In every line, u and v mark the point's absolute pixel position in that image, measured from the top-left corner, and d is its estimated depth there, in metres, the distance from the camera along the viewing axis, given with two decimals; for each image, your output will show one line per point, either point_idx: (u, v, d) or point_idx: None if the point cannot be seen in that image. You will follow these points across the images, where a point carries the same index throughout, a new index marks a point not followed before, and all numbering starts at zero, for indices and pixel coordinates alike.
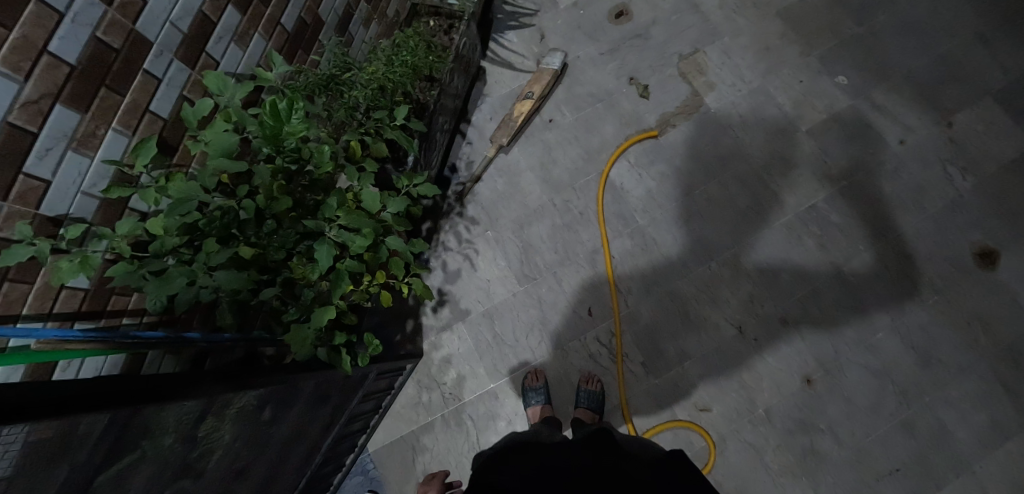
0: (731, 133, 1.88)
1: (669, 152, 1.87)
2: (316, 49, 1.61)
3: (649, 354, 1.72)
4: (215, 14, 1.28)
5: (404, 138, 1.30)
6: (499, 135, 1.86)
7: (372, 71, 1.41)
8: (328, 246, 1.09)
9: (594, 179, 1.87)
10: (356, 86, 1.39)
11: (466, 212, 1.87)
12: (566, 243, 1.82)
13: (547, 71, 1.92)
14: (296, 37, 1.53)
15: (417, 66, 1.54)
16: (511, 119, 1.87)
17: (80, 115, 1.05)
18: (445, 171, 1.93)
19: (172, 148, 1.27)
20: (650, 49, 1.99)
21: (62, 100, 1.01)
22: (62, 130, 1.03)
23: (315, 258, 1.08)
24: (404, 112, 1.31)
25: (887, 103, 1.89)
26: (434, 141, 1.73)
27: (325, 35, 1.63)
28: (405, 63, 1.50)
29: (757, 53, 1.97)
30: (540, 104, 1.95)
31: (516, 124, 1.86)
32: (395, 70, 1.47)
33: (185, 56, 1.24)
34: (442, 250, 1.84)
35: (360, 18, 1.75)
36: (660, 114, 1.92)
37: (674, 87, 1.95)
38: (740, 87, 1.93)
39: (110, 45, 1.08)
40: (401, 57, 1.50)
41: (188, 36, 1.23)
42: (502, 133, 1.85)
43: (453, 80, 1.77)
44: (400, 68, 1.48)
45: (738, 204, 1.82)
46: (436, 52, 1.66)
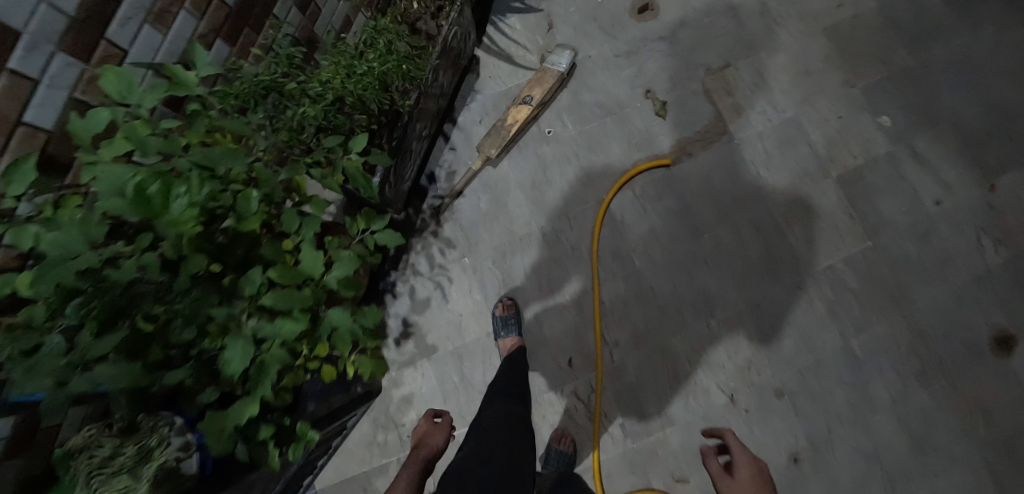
0: (753, 171, 1.63)
1: (680, 186, 1.61)
2: (270, 27, 1.27)
3: (632, 417, 1.55)
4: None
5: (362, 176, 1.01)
6: (489, 145, 1.59)
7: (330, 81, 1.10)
8: (243, 343, 0.82)
9: (592, 209, 1.60)
10: (306, 97, 1.09)
11: (441, 232, 1.61)
12: (553, 281, 1.58)
13: (553, 73, 1.62)
14: (240, 13, 1.19)
15: (393, 69, 1.22)
16: (500, 127, 1.60)
17: None
18: (422, 180, 1.65)
19: (64, 164, 0.96)
20: (674, 55, 1.70)
21: None
22: None
23: (226, 359, 0.81)
24: (364, 142, 1.01)
25: (927, 153, 1.68)
26: (409, 153, 1.44)
27: (281, 8, 1.29)
28: (376, 66, 1.18)
29: (795, 76, 1.71)
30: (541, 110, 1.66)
31: (508, 134, 1.58)
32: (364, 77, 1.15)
33: (74, 46, 0.93)
34: (411, 274, 1.60)
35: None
36: (676, 140, 1.64)
37: (696, 106, 1.67)
38: (771, 117, 1.67)
39: None
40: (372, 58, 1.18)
41: (77, 20, 0.91)
42: (493, 143, 1.59)
43: (437, 77, 1.45)
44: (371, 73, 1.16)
45: (750, 255, 1.60)
46: (417, 48, 1.35)
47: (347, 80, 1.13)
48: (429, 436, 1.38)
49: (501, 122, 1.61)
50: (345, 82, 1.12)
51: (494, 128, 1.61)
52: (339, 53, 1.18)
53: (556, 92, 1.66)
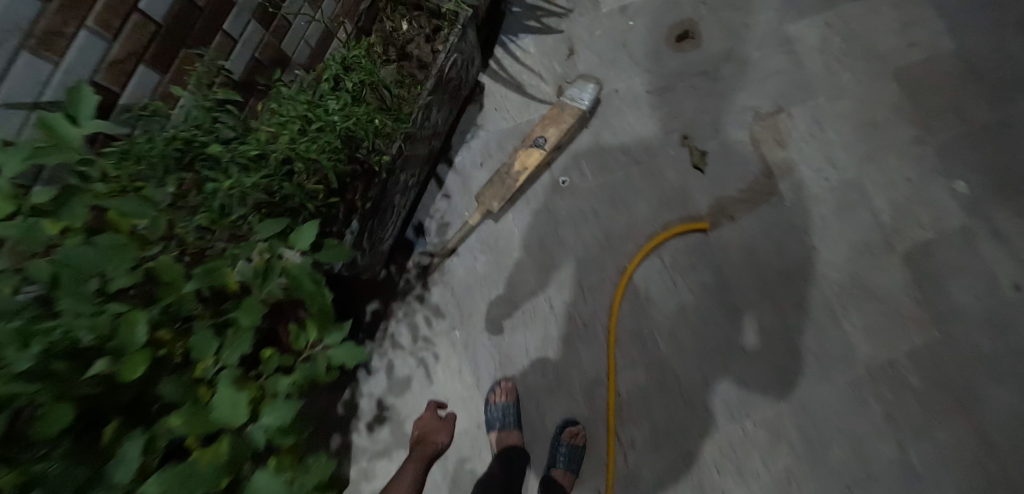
0: (805, 242, 1.36)
1: (717, 256, 1.33)
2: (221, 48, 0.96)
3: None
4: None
5: (310, 277, 0.71)
6: (488, 197, 1.30)
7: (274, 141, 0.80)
8: None
9: (612, 279, 1.31)
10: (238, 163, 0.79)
11: (428, 297, 1.33)
12: (559, 365, 1.29)
13: (573, 111, 1.33)
14: (177, 30, 0.88)
15: (368, 116, 0.92)
16: (501, 174, 1.31)
17: None
18: (407, 231, 1.36)
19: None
20: (718, 94, 1.41)
21: None
22: None
23: None
24: (311, 235, 0.70)
25: (1010, 227, 1.37)
26: (390, 211, 1.13)
27: (237, 22, 0.97)
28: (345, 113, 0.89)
29: (857, 128, 1.44)
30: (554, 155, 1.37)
31: (513, 187, 1.29)
32: (326, 128, 0.86)
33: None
34: (391, 347, 1.33)
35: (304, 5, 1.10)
36: (717, 198, 1.35)
37: (742, 157, 1.38)
38: (829, 176, 1.40)
39: None
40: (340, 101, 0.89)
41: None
42: (494, 194, 1.29)
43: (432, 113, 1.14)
44: (337, 123, 0.87)
45: (796, 344, 1.34)
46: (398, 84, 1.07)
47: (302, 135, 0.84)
48: (433, 434, 1.23)
49: (505, 168, 1.31)
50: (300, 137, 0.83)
51: (495, 173, 1.32)
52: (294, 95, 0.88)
53: (573, 133, 1.36)
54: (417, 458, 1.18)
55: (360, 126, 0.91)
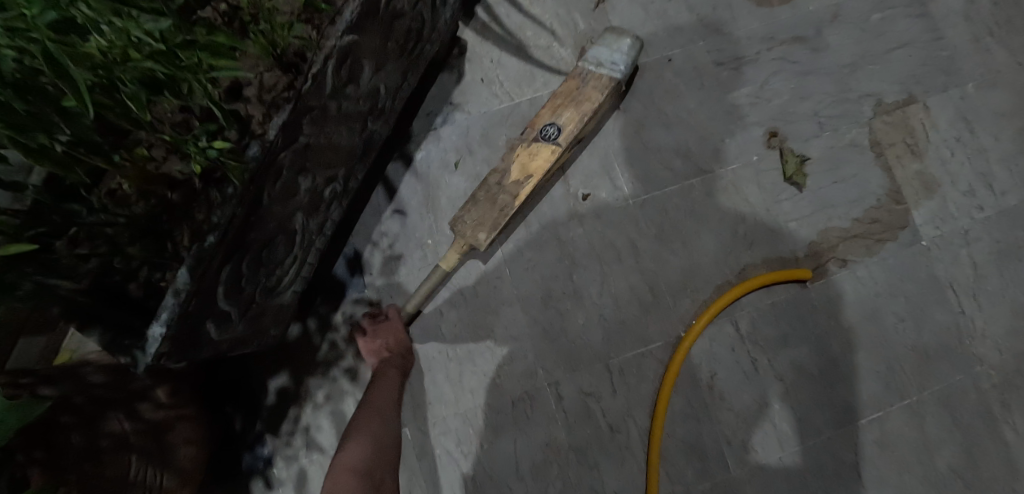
0: (949, 303, 0.89)
1: (818, 322, 0.85)
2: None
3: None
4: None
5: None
6: (471, 225, 0.78)
7: None
8: None
9: (653, 356, 0.83)
10: None
11: (364, 373, 0.84)
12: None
13: (602, 81, 0.81)
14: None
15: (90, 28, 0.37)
16: (491, 187, 0.79)
17: None
18: (337, 264, 0.87)
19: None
20: (819, 72, 0.93)
21: None
22: None
23: None
24: None
25: None
26: (282, 240, 0.63)
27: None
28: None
29: (1023, 132, 0.96)
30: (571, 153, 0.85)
31: (507, 213, 0.78)
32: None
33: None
34: (304, 449, 0.83)
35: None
36: (818, 232, 0.87)
37: (857, 170, 0.90)
38: (982, 202, 0.93)
39: None
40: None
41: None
42: (479, 220, 0.78)
43: (360, 70, 0.62)
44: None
45: (936, 464, 0.86)
46: None
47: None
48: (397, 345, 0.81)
49: (495, 176, 0.79)
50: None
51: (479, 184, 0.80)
52: None
53: (598, 118, 0.85)
54: (399, 372, 0.78)
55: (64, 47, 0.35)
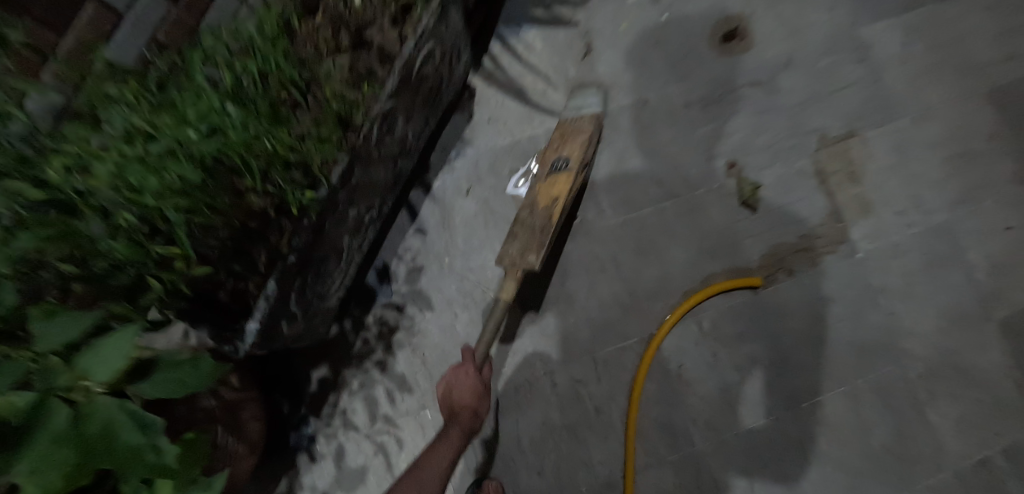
0: (883, 306, 1.05)
1: (772, 322, 1.02)
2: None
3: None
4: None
5: (139, 418, 0.42)
6: (520, 252, 0.89)
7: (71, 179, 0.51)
8: None
9: (633, 351, 1.00)
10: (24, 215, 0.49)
11: (392, 365, 1.01)
12: (561, 465, 0.97)
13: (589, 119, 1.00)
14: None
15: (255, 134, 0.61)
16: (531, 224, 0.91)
17: None
18: (368, 275, 1.04)
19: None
20: (773, 111, 1.10)
21: None
22: None
23: None
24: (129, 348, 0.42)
25: None
26: (333, 258, 0.81)
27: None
28: (209, 125, 0.58)
29: (949, 160, 1.14)
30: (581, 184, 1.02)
31: (546, 232, 0.89)
32: (174, 152, 0.56)
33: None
34: (341, 429, 1.00)
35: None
36: (772, 246, 1.04)
37: (804, 194, 1.07)
38: (913, 220, 1.09)
39: None
40: (201, 106, 0.58)
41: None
42: (526, 246, 0.89)
43: (396, 123, 0.80)
44: (191, 143, 0.57)
45: (872, 442, 1.02)
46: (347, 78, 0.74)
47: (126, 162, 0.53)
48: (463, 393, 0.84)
49: (525, 209, 0.92)
50: (132, 165, 0.54)
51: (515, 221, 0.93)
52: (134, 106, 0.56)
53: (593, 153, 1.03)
54: (459, 428, 0.84)
55: (240, 146, 0.59)
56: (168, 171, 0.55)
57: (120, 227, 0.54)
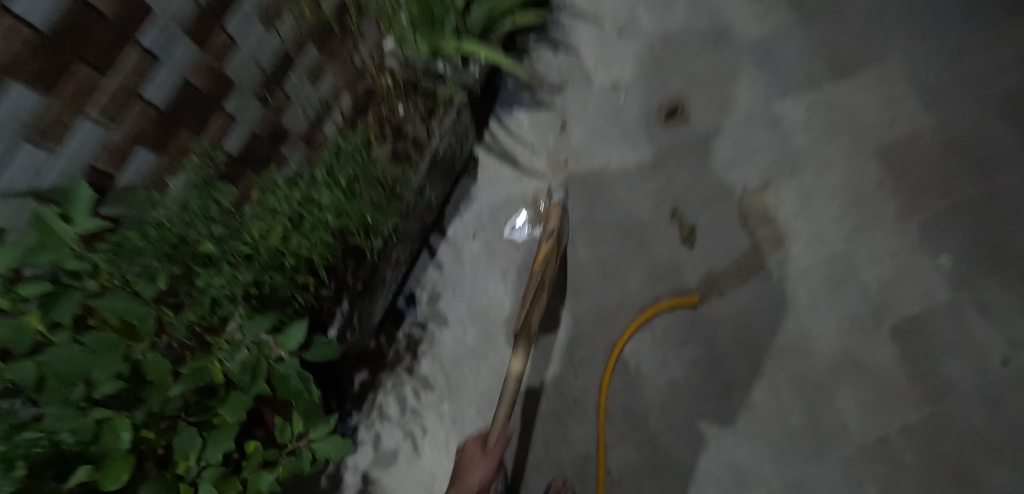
0: (795, 317, 1.37)
1: (709, 330, 1.33)
2: (138, 69, 0.84)
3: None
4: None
5: (299, 377, 0.73)
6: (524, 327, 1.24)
7: (258, 237, 0.82)
8: None
9: (601, 354, 1.32)
10: (232, 259, 0.81)
11: (417, 369, 1.31)
12: (547, 443, 1.30)
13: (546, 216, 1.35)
14: (68, 44, 0.73)
15: (362, 214, 0.95)
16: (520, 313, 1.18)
17: None
18: (399, 300, 1.36)
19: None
20: (706, 170, 1.44)
21: None
22: None
23: None
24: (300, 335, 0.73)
25: (998, 303, 1.44)
26: (381, 286, 1.14)
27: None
28: (339, 211, 0.91)
29: (845, 202, 1.47)
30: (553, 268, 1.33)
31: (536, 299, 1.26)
32: (317, 226, 0.88)
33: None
34: (377, 419, 1.30)
35: (315, 58, 1.18)
36: (707, 272, 1.37)
37: (731, 231, 1.40)
38: (818, 250, 1.42)
39: None
40: (334, 198, 0.90)
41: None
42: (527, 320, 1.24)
43: (425, 190, 1.19)
44: (328, 222, 0.89)
45: (789, 422, 1.31)
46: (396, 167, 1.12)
47: (291, 228, 0.85)
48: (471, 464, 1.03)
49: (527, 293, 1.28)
50: (296, 234, 0.86)
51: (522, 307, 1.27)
52: (289, 193, 0.88)
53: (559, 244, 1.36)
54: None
55: (354, 223, 0.93)
56: (315, 238, 0.87)
57: (281, 268, 0.86)
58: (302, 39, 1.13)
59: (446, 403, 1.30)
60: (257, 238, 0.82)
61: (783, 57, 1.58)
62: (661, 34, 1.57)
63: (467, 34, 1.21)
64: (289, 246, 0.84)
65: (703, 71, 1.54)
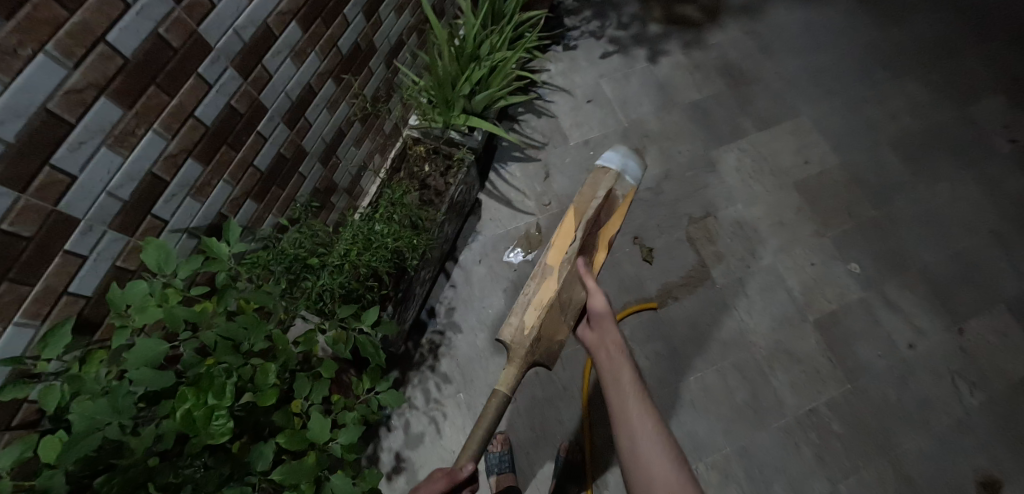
0: (735, 316, 1.74)
1: (667, 328, 1.72)
2: (255, 146, 1.23)
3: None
4: (32, 43, 0.77)
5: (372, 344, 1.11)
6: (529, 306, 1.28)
7: (342, 255, 1.21)
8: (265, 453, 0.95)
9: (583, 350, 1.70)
10: (326, 270, 1.19)
11: (438, 367, 1.66)
12: (544, 421, 1.63)
13: (600, 175, 1.40)
14: (219, 132, 1.12)
15: (410, 242, 1.33)
16: (532, 286, 1.29)
17: (36, 326, 0.94)
18: (422, 313, 1.72)
19: (46, 259, 0.92)
20: (660, 204, 1.86)
21: (17, 317, 0.91)
22: (10, 349, 0.91)
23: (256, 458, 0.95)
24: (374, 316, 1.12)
25: (899, 300, 1.82)
26: (413, 296, 1.52)
27: (273, 59, 1.17)
28: (396, 238, 1.30)
29: (771, 225, 1.87)
30: (606, 235, 1.36)
31: (547, 277, 1.29)
32: (382, 249, 1.27)
33: (7, 175, 0.81)
34: (407, 408, 1.62)
35: (359, 131, 1.60)
36: (663, 283, 1.76)
37: (681, 251, 1.80)
38: (750, 263, 1.81)
39: (78, 255, 0.96)
40: (392, 230, 1.30)
41: (13, 147, 0.80)
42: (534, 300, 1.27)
43: (445, 227, 1.60)
44: (388, 245, 1.27)
45: (735, 399, 1.66)
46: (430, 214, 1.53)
47: (365, 247, 1.25)
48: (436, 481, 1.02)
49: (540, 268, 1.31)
50: (368, 255, 1.24)
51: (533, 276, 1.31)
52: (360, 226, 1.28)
53: (619, 207, 1.37)
54: None
55: (404, 247, 1.32)
56: (378, 255, 1.25)
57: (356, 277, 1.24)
58: (353, 119, 1.55)
59: (460, 392, 1.64)
60: (342, 256, 1.21)
61: (716, 116, 2.02)
62: (620, 101, 2.02)
63: (472, 111, 1.64)
64: (363, 262, 1.23)
65: (655, 127, 1.98)
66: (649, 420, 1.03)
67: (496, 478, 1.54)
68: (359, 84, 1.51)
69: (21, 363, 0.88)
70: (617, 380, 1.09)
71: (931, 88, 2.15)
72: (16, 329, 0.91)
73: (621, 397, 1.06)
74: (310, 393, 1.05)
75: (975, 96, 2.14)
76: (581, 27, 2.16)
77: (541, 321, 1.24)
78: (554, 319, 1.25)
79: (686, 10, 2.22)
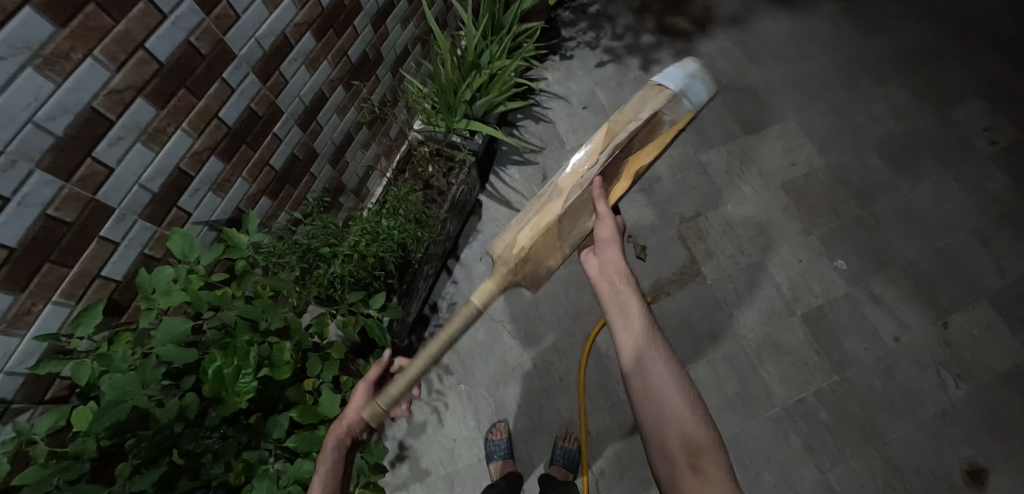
0: (725, 310, 1.82)
1: (659, 321, 1.79)
2: (271, 146, 1.33)
3: (685, 463, 0.95)
4: (82, 48, 0.87)
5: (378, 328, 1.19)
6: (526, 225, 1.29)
7: (351, 245, 1.30)
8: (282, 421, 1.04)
9: (579, 342, 1.77)
10: (336, 259, 1.29)
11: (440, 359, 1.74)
12: (541, 410, 1.70)
13: (654, 90, 1.29)
14: (239, 132, 1.22)
15: (415, 235, 1.42)
16: (537, 205, 1.31)
17: (71, 306, 1.03)
18: (425, 308, 1.80)
19: (84, 244, 1.01)
20: (653, 204, 1.95)
21: (56, 296, 1.00)
22: (47, 326, 1.00)
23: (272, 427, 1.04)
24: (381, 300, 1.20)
25: (885, 295, 1.89)
26: (416, 290, 1.61)
27: (289, 65, 1.28)
28: (401, 231, 1.39)
29: (760, 224, 1.95)
30: (636, 161, 1.28)
31: (547, 204, 1.29)
32: (388, 240, 1.36)
33: (55, 166, 0.91)
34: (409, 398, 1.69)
35: (366, 135, 1.70)
36: (655, 279, 1.84)
37: (673, 249, 1.89)
38: (739, 259, 1.89)
39: (111, 241, 1.05)
40: (398, 223, 1.39)
41: (61, 140, 0.90)
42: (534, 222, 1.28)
43: (447, 225, 1.69)
44: (394, 237, 1.36)
45: (726, 389, 1.73)
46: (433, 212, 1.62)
47: (372, 239, 1.33)
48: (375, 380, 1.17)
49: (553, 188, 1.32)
50: (375, 245, 1.33)
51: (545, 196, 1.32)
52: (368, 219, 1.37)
53: (663, 131, 1.26)
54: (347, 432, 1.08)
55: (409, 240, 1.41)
56: (385, 246, 1.34)
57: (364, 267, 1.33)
58: (360, 123, 1.65)
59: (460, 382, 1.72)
60: (351, 246, 1.30)
61: (707, 121, 2.12)
62: (614, 107, 2.12)
63: (473, 116, 1.75)
64: (370, 251, 1.32)
65: None
66: (661, 363, 1.02)
67: (495, 465, 1.58)
68: (367, 91, 1.62)
69: (58, 338, 0.96)
70: (626, 318, 1.07)
71: (915, 93, 2.24)
72: (55, 308, 1.00)
73: (631, 335, 1.05)
74: (322, 370, 1.14)
75: (956, 101, 2.23)
76: (576, 38, 2.27)
77: (534, 243, 1.26)
78: (551, 240, 1.27)
79: (677, 20, 2.33)
